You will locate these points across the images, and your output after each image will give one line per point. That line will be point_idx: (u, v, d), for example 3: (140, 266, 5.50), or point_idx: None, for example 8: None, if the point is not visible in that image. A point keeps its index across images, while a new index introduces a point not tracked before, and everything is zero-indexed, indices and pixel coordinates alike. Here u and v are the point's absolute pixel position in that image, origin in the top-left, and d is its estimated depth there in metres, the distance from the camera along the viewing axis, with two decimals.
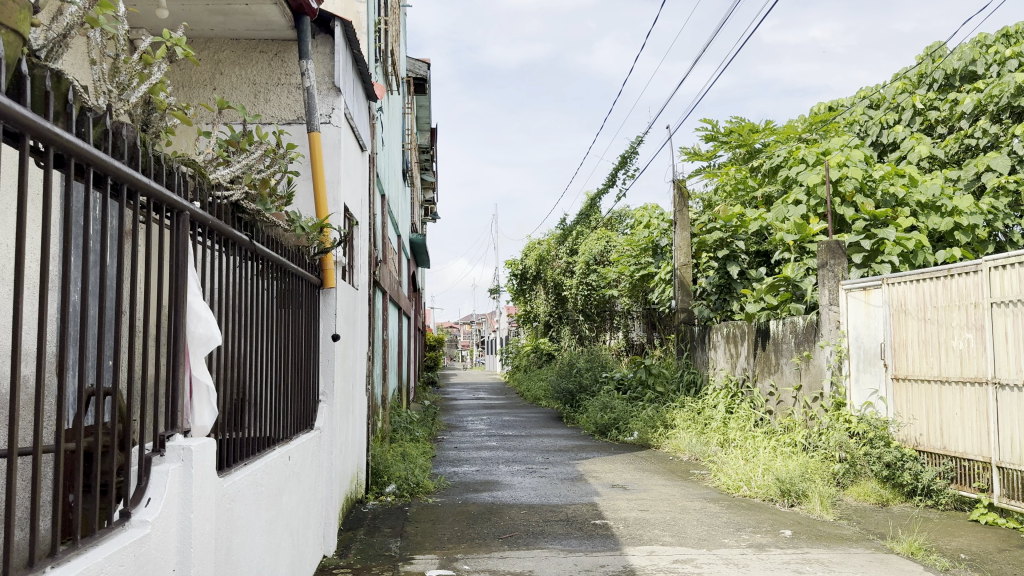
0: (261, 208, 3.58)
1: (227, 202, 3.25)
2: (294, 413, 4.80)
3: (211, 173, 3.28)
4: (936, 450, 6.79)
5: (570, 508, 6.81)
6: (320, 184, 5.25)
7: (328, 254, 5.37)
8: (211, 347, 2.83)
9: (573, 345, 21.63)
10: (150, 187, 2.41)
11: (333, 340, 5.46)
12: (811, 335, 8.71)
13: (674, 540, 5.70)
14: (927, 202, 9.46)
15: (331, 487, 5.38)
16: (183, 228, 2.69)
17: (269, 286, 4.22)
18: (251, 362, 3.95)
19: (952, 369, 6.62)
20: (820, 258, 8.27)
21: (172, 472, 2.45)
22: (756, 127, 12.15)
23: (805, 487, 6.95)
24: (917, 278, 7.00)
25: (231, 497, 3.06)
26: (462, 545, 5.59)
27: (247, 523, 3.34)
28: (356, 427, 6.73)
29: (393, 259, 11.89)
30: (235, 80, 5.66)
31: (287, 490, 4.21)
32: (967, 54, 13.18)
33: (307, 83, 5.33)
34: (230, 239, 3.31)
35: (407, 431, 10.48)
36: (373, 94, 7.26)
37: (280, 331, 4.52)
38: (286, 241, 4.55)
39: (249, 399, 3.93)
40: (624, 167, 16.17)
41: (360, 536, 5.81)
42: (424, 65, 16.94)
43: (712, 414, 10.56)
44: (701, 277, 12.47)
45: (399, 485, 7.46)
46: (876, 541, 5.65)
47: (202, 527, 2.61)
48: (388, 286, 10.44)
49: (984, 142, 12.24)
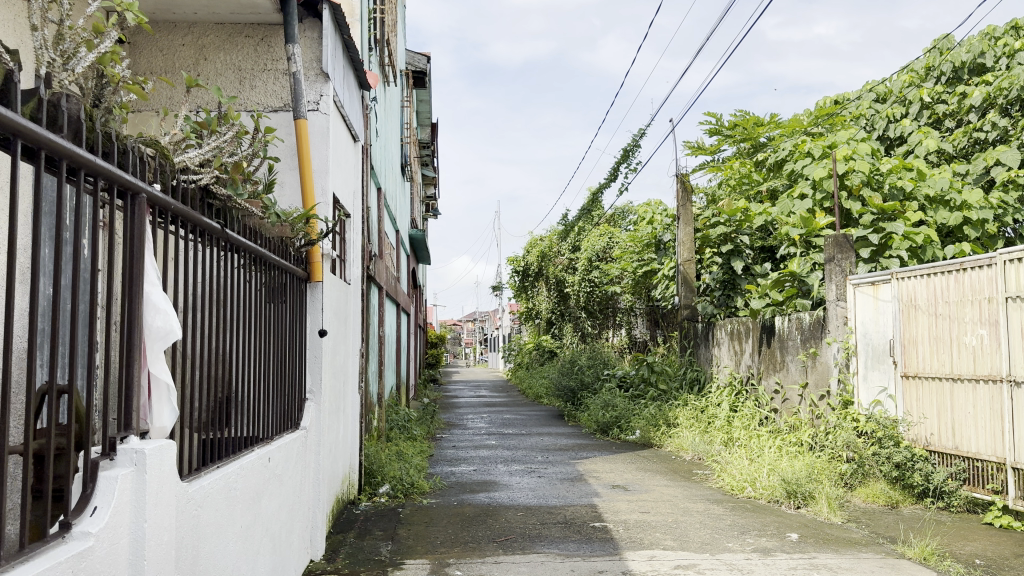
0: (232, 194, 3.34)
1: (196, 186, 3.05)
2: (276, 413, 4.56)
3: (177, 156, 3.05)
4: (948, 450, 6.56)
5: (569, 509, 6.59)
6: (307, 173, 5.03)
7: (316, 246, 5.15)
8: (169, 341, 2.61)
9: (576, 342, 21.43)
10: (97, 164, 2.19)
11: (320, 335, 5.25)
12: (818, 332, 8.48)
13: (676, 545, 5.47)
14: (937, 196, 9.20)
15: (318, 490, 5.18)
16: (139, 210, 2.49)
17: (247, 279, 3.98)
18: (228, 361, 3.74)
19: (965, 366, 6.39)
20: (827, 252, 8.04)
21: (122, 477, 2.24)
22: (760, 120, 11.94)
23: (812, 488, 6.72)
24: (927, 272, 6.77)
25: (197, 503, 2.86)
26: (455, 549, 5.37)
27: (219, 530, 3.13)
28: (348, 427, 6.54)
29: (393, 255, 12.27)
30: (220, 67, 5.45)
31: (267, 494, 4.00)
32: (976, 46, 12.91)
33: (293, 69, 5.07)
34: (201, 227, 3.11)
35: (403, 429, 10.27)
36: (367, 84, 7.06)
37: (263, 329, 4.32)
38: (268, 231, 4.37)
39: (224, 399, 3.72)
40: (627, 161, 15.92)
41: (350, 539, 5.61)
42: (424, 58, 16.82)
43: (716, 413, 10.32)
44: (704, 272, 12.27)
45: (393, 485, 7.26)
46: (886, 545, 5.42)
47: (160, 537, 2.40)
48: (388, 283, 10.78)
49: (994, 135, 11.99)
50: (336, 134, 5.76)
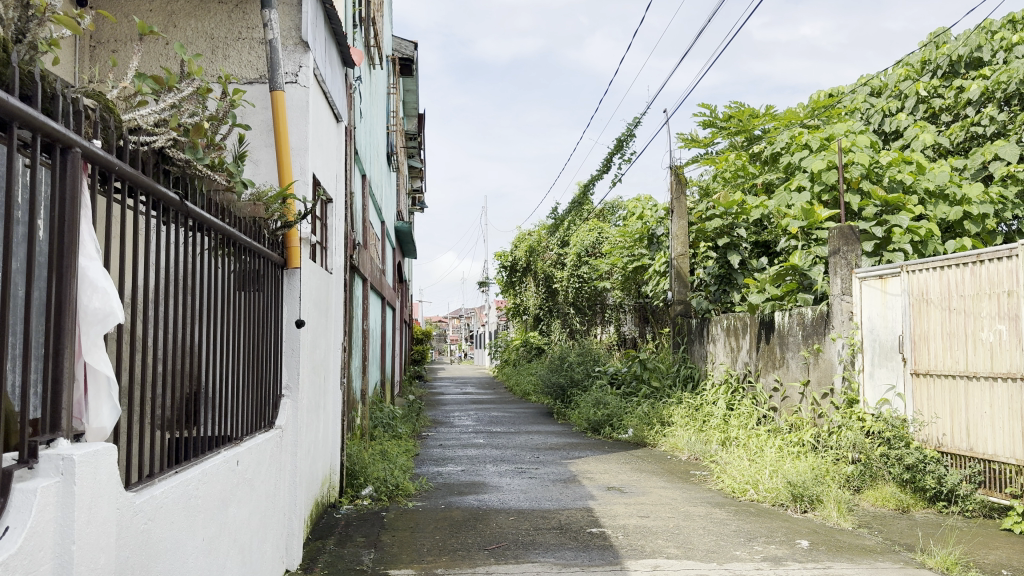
0: (191, 158, 2.92)
1: (149, 149, 2.64)
2: (246, 413, 4.12)
3: (126, 113, 2.64)
4: (962, 452, 6.24)
5: (563, 513, 6.21)
6: (285, 149, 4.62)
7: (293, 229, 4.76)
8: (109, 325, 2.16)
9: (564, 339, 21.16)
10: (11, 104, 1.77)
11: (297, 326, 4.84)
12: (820, 327, 8.15)
13: (680, 553, 5.11)
14: (936, 190, 8.93)
15: (294, 494, 4.76)
16: (72, 168, 2.08)
17: (211, 263, 3.55)
18: (190, 354, 3.32)
19: (981, 363, 6.07)
20: (831, 244, 7.71)
21: (44, 489, 1.83)
22: (756, 112, 11.59)
23: (818, 491, 6.38)
24: (941, 264, 6.44)
25: (146, 516, 2.45)
26: (443, 558, 4.96)
27: (173, 545, 2.72)
28: (327, 424, 6.13)
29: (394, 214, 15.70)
30: (191, 34, 5.02)
31: (234, 501, 3.57)
32: (972, 40, 12.53)
33: (270, 36, 4.60)
34: (156, 197, 2.69)
35: (388, 428, 9.86)
36: (351, 62, 6.66)
37: (232, 318, 3.90)
38: (237, 209, 3.96)
39: (185, 395, 3.30)
40: (619, 153, 15.46)
41: (329, 547, 5.21)
42: (411, 45, 16.45)
43: (712, 411, 9.98)
44: (699, 268, 11.98)
45: (376, 487, 6.85)
46: (903, 553, 5.08)
47: (94, 561, 1.99)
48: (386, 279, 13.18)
49: (992, 130, 11.73)
50: (317, 110, 5.36)
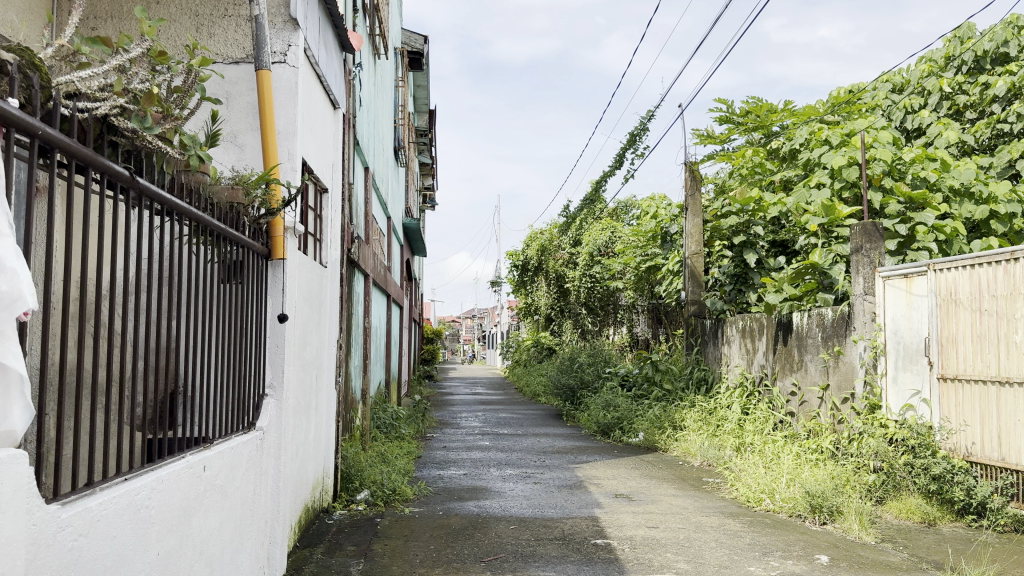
0: (140, 127, 2.58)
1: (91, 118, 2.32)
2: (223, 412, 3.81)
3: (63, 75, 2.37)
4: (993, 462, 5.85)
5: (567, 522, 5.89)
6: (270, 131, 4.33)
7: (279, 217, 4.46)
8: (21, 310, 1.87)
9: (576, 339, 20.83)
10: None
11: (281, 321, 4.55)
12: (841, 329, 7.76)
13: (690, 568, 4.76)
14: (961, 188, 8.49)
15: (277, 500, 4.45)
16: None
17: (184, 251, 3.23)
18: (158, 349, 3.03)
19: (1015, 368, 5.68)
20: (854, 241, 7.33)
21: None
22: (774, 107, 11.14)
23: (840, 501, 6.01)
24: (971, 263, 6.07)
25: (76, 532, 2.15)
26: (436, 570, 4.65)
27: (117, 561, 2.41)
28: (320, 423, 5.85)
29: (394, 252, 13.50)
30: (174, 11, 4.73)
31: (201, 510, 3.26)
32: (999, 34, 11.98)
33: (254, 12, 4.24)
34: (105, 172, 2.38)
35: (391, 429, 9.58)
36: (348, 46, 6.35)
37: (212, 312, 3.63)
38: (211, 193, 3.63)
39: (151, 393, 3.02)
40: (631, 147, 15.01)
41: (317, 556, 4.91)
42: (421, 38, 16.08)
43: (726, 415, 9.62)
44: (714, 266, 11.54)
45: (372, 492, 6.56)
46: (931, 573, 4.70)
47: None
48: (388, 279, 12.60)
49: (1018, 127, 11.22)
50: (308, 92, 5.07)
